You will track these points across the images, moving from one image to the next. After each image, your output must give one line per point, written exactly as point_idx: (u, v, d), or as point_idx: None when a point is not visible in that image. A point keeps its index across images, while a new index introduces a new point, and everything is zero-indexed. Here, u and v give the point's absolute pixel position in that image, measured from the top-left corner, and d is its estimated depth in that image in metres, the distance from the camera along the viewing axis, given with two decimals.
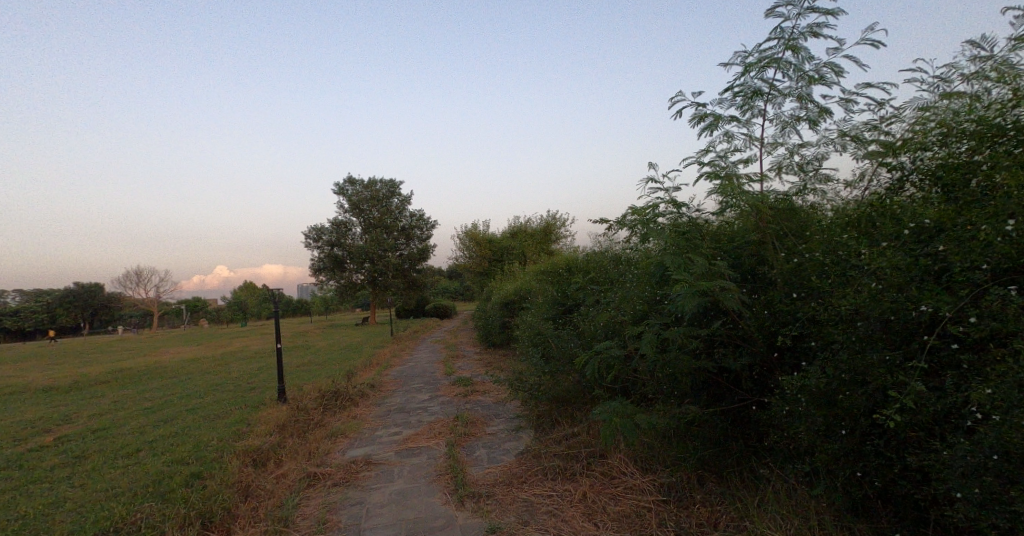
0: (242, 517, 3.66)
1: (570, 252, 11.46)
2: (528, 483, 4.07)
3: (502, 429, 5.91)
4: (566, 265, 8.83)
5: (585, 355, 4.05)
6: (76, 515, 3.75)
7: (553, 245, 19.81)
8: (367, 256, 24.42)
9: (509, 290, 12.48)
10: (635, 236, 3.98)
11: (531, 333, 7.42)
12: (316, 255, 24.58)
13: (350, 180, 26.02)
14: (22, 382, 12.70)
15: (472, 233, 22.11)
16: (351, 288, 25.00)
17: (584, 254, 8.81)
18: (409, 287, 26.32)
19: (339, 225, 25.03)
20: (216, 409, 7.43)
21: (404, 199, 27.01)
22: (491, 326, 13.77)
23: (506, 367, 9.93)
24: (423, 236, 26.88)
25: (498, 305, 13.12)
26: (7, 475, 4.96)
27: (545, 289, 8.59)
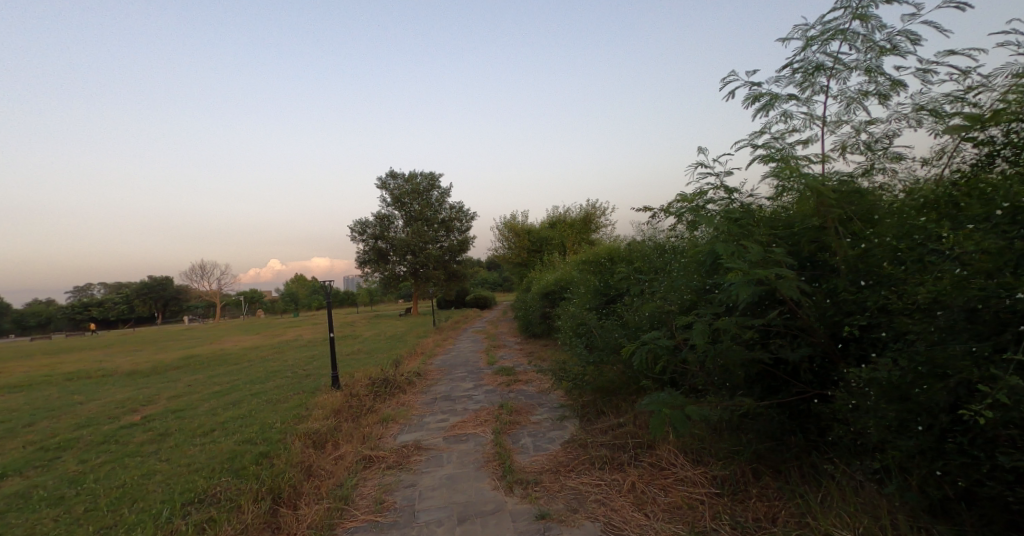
0: (307, 494, 3.88)
1: (610, 241, 11.31)
2: (575, 472, 4.09)
3: (547, 418, 5.95)
4: (608, 255, 8.72)
5: (632, 345, 4.00)
6: (165, 486, 4.11)
7: (592, 235, 19.62)
8: (410, 248, 24.98)
9: (549, 281, 12.49)
10: (682, 224, 3.88)
11: (573, 323, 7.40)
12: (363, 248, 25.44)
13: (392, 174, 26.73)
14: (109, 367, 13.97)
15: (511, 224, 22.19)
16: (396, 279, 25.64)
17: (625, 243, 8.67)
18: (451, 278, 26.79)
19: (382, 218, 25.76)
20: (277, 394, 7.88)
21: (444, 192, 27.43)
22: (532, 316, 13.83)
23: (549, 358, 9.97)
24: (464, 228, 27.24)
25: (538, 296, 13.16)
26: (104, 449, 5.49)
27: (586, 280, 8.52)
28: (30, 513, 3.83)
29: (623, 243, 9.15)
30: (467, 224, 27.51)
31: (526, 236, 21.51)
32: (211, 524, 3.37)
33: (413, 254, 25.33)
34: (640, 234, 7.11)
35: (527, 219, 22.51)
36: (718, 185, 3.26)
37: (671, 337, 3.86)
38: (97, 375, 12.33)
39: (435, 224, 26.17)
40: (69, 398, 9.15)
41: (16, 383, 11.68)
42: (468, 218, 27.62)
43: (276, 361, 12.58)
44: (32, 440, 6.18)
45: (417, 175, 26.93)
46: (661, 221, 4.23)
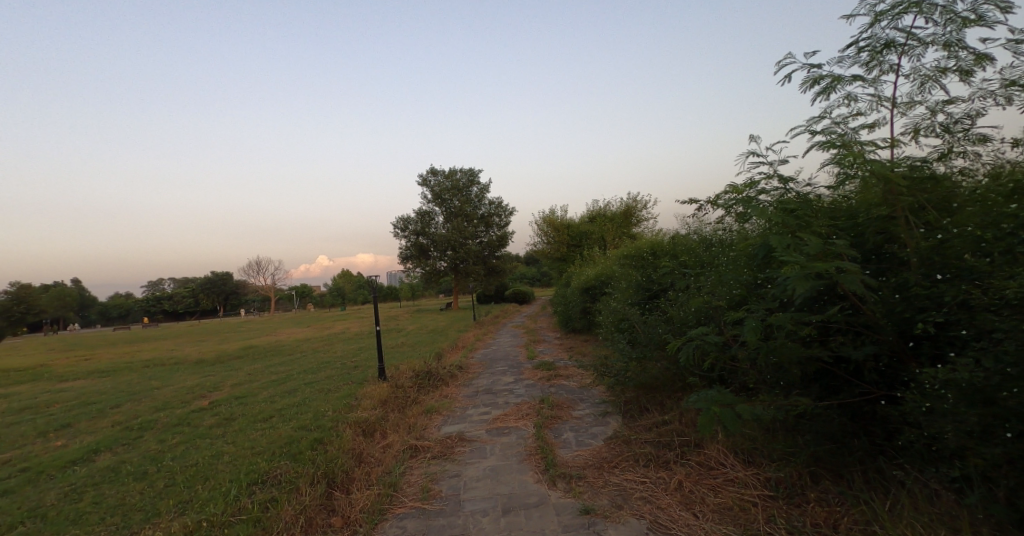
0: (359, 480, 4.03)
1: (651, 235, 11.06)
2: (620, 468, 4.03)
3: (589, 413, 5.90)
4: (651, 249, 8.52)
5: (678, 340, 3.90)
6: (232, 466, 4.37)
7: (633, 229, 19.25)
8: (451, 244, 25.32)
9: (588, 276, 12.36)
10: (732, 216, 3.74)
11: (614, 318, 7.30)
12: (405, 244, 26.03)
13: (433, 170, 27.17)
14: (178, 355, 14.99)
15: (550, 219, 22.11)
16: (437, 274, 26.11)
17: (669, 236, 8.44)
18: (491, 273, 26.99)
19: (423, 215, 26.28)
20: (327, 384, 8.21)
21: (483, 188, 27.62)
22: (571, 312, 13.74)
23: (589, 353, 9.88)
24: (502, 223, 27.37)
25: (578, 291, 13.06)
26: (178, 430, 5.90)
27: (628, 274, 8.37)
28: (117, 486, 4.18)
29: (666, 237, 8.92)
30: (506, 219, 27.62)
31: (566, 231, 21.37)
32: (274, 503, 3.56)
33: (453, 249, 25.67)
34: (684, 227, 6.90)
35: (567, 214, 22.36)
36: (772, 174, 3.12)
37: (720, 332, 3.75)
38: (168, 363, 13.27)
39: (475, 220, 26.41)
40: (146, 383, 9.90)
41: (100, 369, 12.74)
42: (507, 213, 27.72)
43: (326, 352, 13.10)
44: (115, 421, 6.73)
45: (457, 171, 27.23)
46: (707, 214, 4.10)
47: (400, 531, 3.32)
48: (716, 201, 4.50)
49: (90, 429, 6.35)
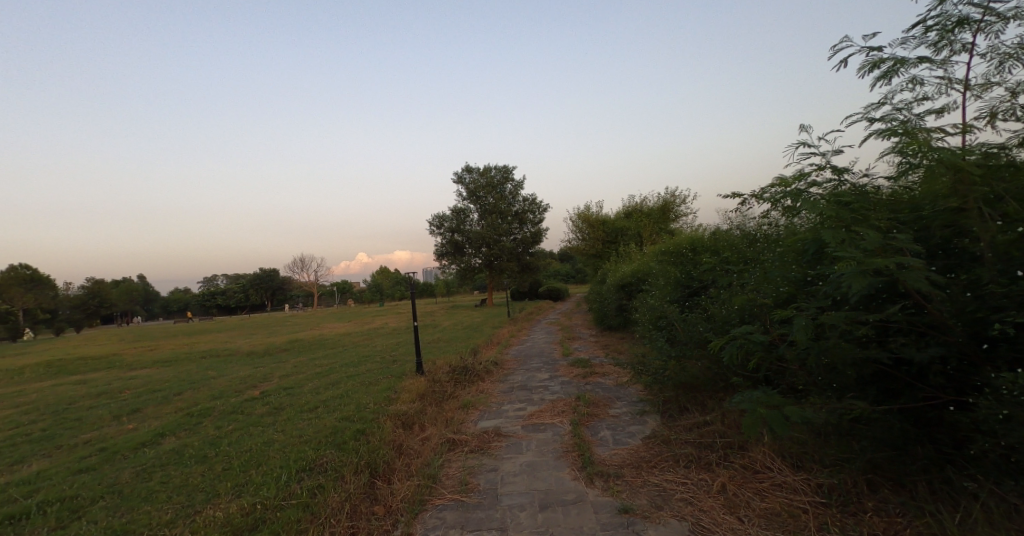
0: (399, 470, 4.12)
1: (690, 231, 10.76)
2: (659, 469, 3.94)
3: (626, 412, 5.80)
4: (690, 245, 8.28)
5: (720, 339, 3.78)
6: (282, 453, 4.55)
7: (671, 225, 18.82)
8: (486, 240, 25.46)
9: (624, 274, 12.15)
10: (779, 209, 3.57)
11: (652, 316, 7.14)
12: (441, 241, 26.38)
13: (468, 167, 27.37)
14: (232, 347, 15.77)
15: (585, 215, 21.88)
16: (472, 271, 26.33)
17: (709, 232, 8.17)
18: (525, 270, 27.02)
19: (459, 212, 26.55)
20: (368, 377, 8.43)
21: (518, 184, 27.63)
22: (607, 309, 13.56)
23: (626, 351, 9.74)
24: (537, 220, 27.32)
25: (613, 289, 12.87)
26: (233, 418, 6.20)
27: (666, 271, 8.15)
28: (181, 468, 4.43)
29: (707, 233, 8.63)
30: (540, 215, 27.53)
31: (601, 227, 21.10)
32: (322, 490, 3.69)
33: (488, 246, 25.79)
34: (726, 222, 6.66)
35: (602, 210, 22.08)
36: (824, 165, 2.96)
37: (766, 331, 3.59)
38: (222, 354, 14.00)
39: (510, 217, 26.43)
40: (202, 373, 10.45)
41: (162, 359, 13.59)
42: (542, 210, 27.64)
43: (366, 346, 13.45)
44: (176, 407, 7.15)
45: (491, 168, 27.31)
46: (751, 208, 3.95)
47: (439, 523, 3.36)
48: (762, 195, 4.32)
49: (155, 415, 6.77)
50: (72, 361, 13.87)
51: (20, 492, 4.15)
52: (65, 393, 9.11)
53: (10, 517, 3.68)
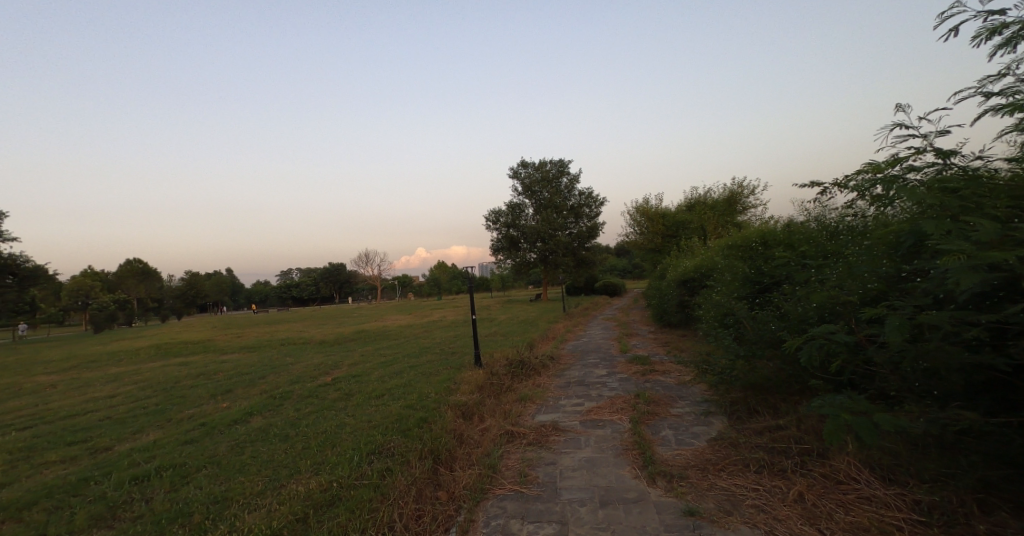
0: (460, 459, 4.19)
1: (758, 225, 10.13)
2: (727, 472, 3.73)
3: (689, 412, 5.56)
4: (760, 238, 7.78)
5: (797, 339, 3.51)
6: (354, 436, 4.77)
7: (736, 218, 17.87)
8: (540, 235, 25.24)
9: (685, 269, 11.66)
10: (870, 198, 3.25)
11: (718, 313, 6.78)
12: (497, 236, 26.58)
13: (523, 163, 27.43)
14: (306, 336, 16.78)
15: (644, 208, 21.23)
16: (526, 266, 26.27)
17: (782, 225, 7.64)
18: (580, 265, 26.67)
19: (515, 208, 26.67)
20: (429, 368, 8.65)
21: (573, 178, 27.31)
22: (666, 306, 13.09)
23: (687, 350, 9.34)
24: (593, 214, 26.92)
25: (673, 285, 12.40)
26: (309, 401, 6.59)
27: (732, 266, 7.72)
28: (267, 445, 4.76)
29: (778, 226, 8.07)
30: (597, 209, 27.07)
31: (661, 221, 20.40)
32: (390, 473, 3.83)
33: (543, 241, 25.62)
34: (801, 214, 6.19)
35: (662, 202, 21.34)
36: (925, 148, 2.67)
37: (851, 331, 3.30)
38: (299, 342, 14.97)
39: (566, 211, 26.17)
40: (282, 360, 11.20)
41: (248, 345, 14.74)
42: (598, 204, 27.21)
43: (428, 338, 13.83)
44: (261, 389, 7.71)
45: (547, 162, 27.21)
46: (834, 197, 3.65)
47: (500, 512, 3.38)
48: (845, 182, 3.98)
49: (244, 395, 7.33)
50: (176, 345, 15.39)
51: (141, 457, 4.64)
52: (170, 373, 10.10)
53: (134, 478, 4.11)
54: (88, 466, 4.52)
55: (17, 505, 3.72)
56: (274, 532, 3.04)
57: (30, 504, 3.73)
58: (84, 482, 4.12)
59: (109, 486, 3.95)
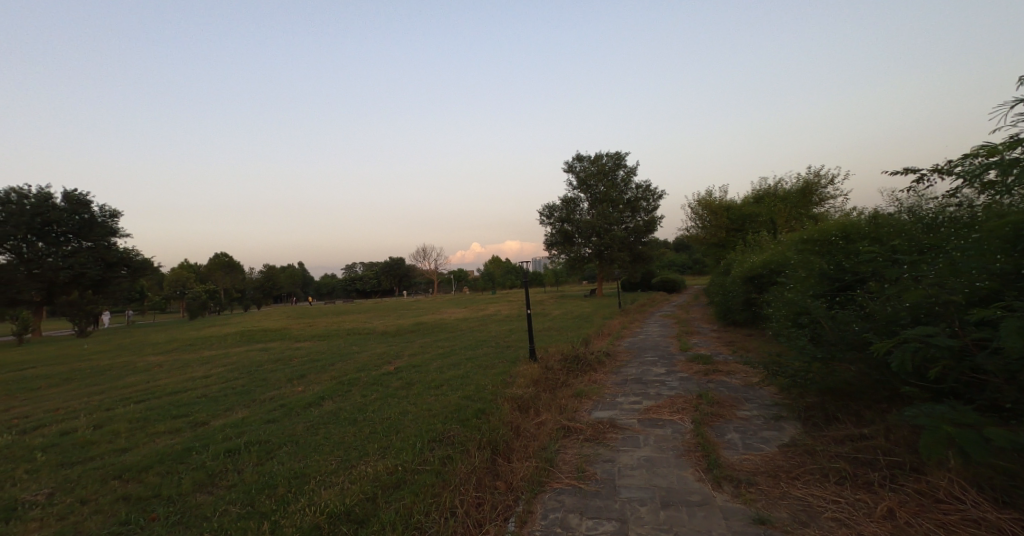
0: (518, 450, 4.17)
1: (835, 218, 9.34)
2: (803, 481, 3.45)
3: (758, 415, 5.22)
4: (840, 232, 7.13)
5: (886, 342, 3.18)
6: (415, 423, 4.89)
7: (811, 210, 16.59)
8: (596, 230, 24.71)
9: (751, 265, 10.99)
10: (985, 187, 2.86)
11: (790, 312, 6.31)
12: (551, 231, 26.39)
13: (579, 156, 27.00)
14: (370, 326, 17.52)
15: (706, 201, 20.24)
16: (581, 261, 25.88)
17: (866, 217, 6.97)
18: (636, 260, 25.95)
19: (569, 202, 26.34)
20: (485, 360, 8.74)
21: (631, 171, 26.54)
22: (730, 304, 12.41)
23: (753, 351, 8.81)
24: (651, 207, 26.08)
25: (738, 282, 11.73)
26: (374, 388, 6.85)
27: (807, 262, 7.15)
28: (338, 427, 4.99)
29: (861, 218, 7.37)
30: (655, 202, 26.20)
31: (725, 214, 19.33)
32: (450, 460, 3.88)
33: (598, 235, 25.02)
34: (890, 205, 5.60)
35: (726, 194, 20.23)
36: None
37: (954, 334, 2.94)
38: (364, 332, 15.66)
39: (622, 205, 25.50)
40: (348, 348, 11.75)
41: (319, 334, 15.60)
42: (656, 197, 26.34)
43: (484, 332, 13.98)
44: (331, 375, 8.12)
45: (602, 155, 26.63)
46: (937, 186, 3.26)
47: (558, 505, 3.33)
48: (950, 168, 3.54)
49: (316, 381, 7.75)
50: (257, 332, 16.58)
51: (231, 433, 5.01)
52: (253, 358, 10.90)
53: (227, 451, 4.45)
54: (189, 438, 4.95)
55: (135, 468, 4.12)
56: (347, 509, 3.16)
57: (146, 468, 4.13)
58: (187, 452, 4.50)
59: (208, 456, 4.30)
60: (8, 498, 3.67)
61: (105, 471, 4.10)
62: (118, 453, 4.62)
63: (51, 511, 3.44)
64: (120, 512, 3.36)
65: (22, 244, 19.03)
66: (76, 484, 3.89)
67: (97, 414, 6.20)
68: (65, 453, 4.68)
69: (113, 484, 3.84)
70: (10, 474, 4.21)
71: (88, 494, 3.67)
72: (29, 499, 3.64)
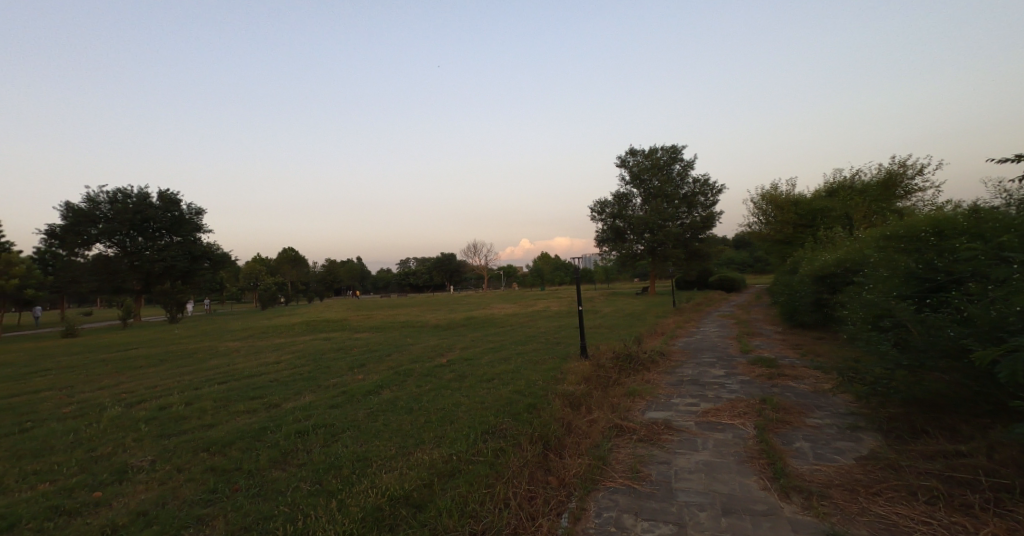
0: (570, 446, 4.06)
1: (921, 212, 8.46)
2: (889, 498, 3.11)
3: (830, 424, 4.81)
4: (931, 226, 6.43)
5: (993, 349, 2.81)
6: (468, 415, 4.90)
7: (893, 204, 15.17)
8: (649, 226, 23.91)
9: (822, 264, 10.19)
10: None
11: (870, 314, 5.76)
12: (602, 227, 25.87)
13: (632, 151, 26.22)
14: (424, 320, 17.95)
15: (771, 195, 19.02)
16: (633, 258, 25.19)
17: (961, 211, 6.24)
18: (692, 257, 24.95)
19: (621, 198, 25.69)
20: (536, 356, 8.67)
21: (687, 165, 25.47)
22: (797, 304, 11.58)
23: (823, 355, 8.17)
24: (708, 203, 24.94)
25: (806, 282, 10.93)
26: (427, 379, 6.96)
27: (889, 260, 6.51)
28: (395, 415, 5.10)
29: (955, 211, 6.62)
30: (714, 197, 25.02)
31: (792, 209, 18.09)
32: (503, 453, 3.84)
33: (651, 231, 24.15)
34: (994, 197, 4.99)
35: (794, 188, 18.92)
36: None
37: None
38: (417, 325, 16.03)
39: (678, 200, 24.52)
40: (402, 340, 12.06)
41: (376, 326, 16.17)
42: (715, 191, 25.15)
43: (533, 328, 13.92)
44: (388, 365, 8.35)
45: (657, 149, 25.71)
46: None
47: (612, 505, 3.19)
48: None
49: (373, 370, 7.99)
50: (320, 323, 17.43)
51: (301, 415, 5.26)
52: (316, 346, 11.46)
53: (297, 431, 4.66)
54: (265, 418, 5.24)
55: (220, 443, 4.41)
56: (406, 493, 3.19)
57: (229, 443, 4.41)
58: (263, 430, 4.76)
59: (281, 436, 4.52)
60: (119, 462, 4.03)
61: (194, 444, 4.41)
62: (206, 428, 4.96)
63: (153, 476, 3.73)
64: (209, 481, 3.59)
65: (123, 237, 21.22)
66: (172, 454, 4.21)
67: (186, 392, 6.72)
68: (162, 425, 5.09)
69: (203, 455, 4.11)
70: (119, 441, 4.63)
71: (182, 463, 3.95)
72: (135, 464, 3.97)
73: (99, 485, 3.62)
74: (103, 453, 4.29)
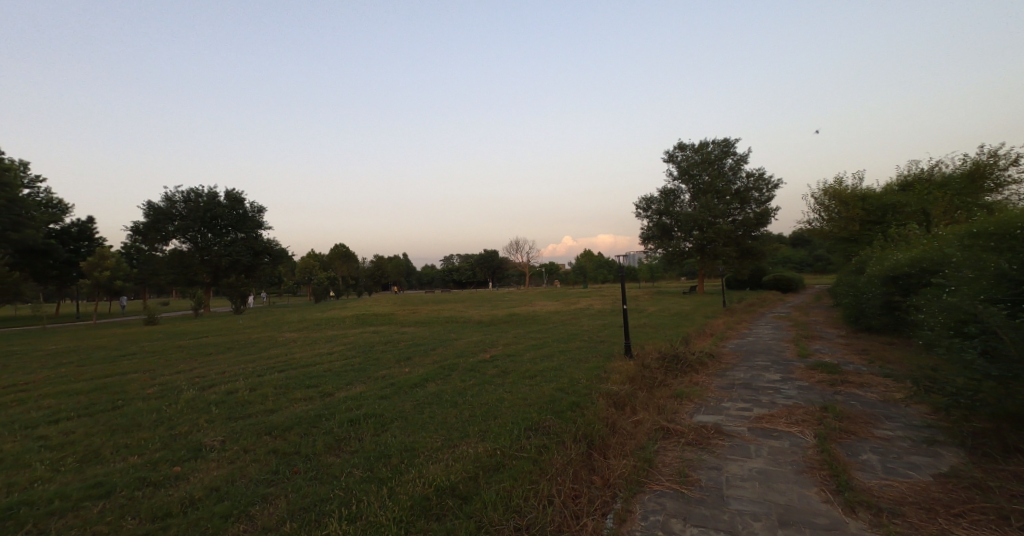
0: (615, 447, 3.90)
1: (1011, 208, 7.61)
2: (981, 521, 2.77)
3: (903, 436, 4.38)
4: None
5: None
6: (511, 411, 4.82)
7: (979, 197, 13.77)
8: (698, 223, 22.99)
9: (892, 263, 9.40)
10: None
11: (950, 319, 5.22)
12: (648, 224, 25.17)
13: (681, 145, 25.32)
14: (466, 316, 18.11)
15: (837, 190, 17.58)
16: (680, 256, 24.30)
17: None
18: (744, 256, 23.78)
19: (668, 194, 24.92)
20: (579, 354, 8.49)
21: (740, 159, 24.31)
22: (864, 307, 10.74)
23: (894, 362, 7.51)
24: (762, 199, 23.69)
25: (875, 283, 10.11)
26: (469, 374, 6.96)
27: (975, 259, 5.88)
28: (441, 408, 5.10)
29: None
30: (769, 193, 23.76)
31: (859, 204, 16.83)
32: (546, 450, 3.74)
33: (701, 229, 23.22)
34: None
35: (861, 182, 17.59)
36: None
37: None
38: (460, 320, 16.19)
39: (729, 196, 23.44)
40: (446, 335, 12.17)
41: (421, 321, 16.46)
42: (770, 187, 23.86)
43: (575, 325, 13.70)
44: (433, 360, 8.42)
45: (708, 143, 24.69)
46: None
47: (659, 508, 3.03)
48: None
49: (419, 364, 8.08)
50: (370, 316, 17.99)
51: (352, 404, 5.37)
52: (365, 339, 11.78)
53: (350, 420, 4.76)
54: (320, 406, 5.40)
55: (281, 427, 4.57)
56: (452, 484, 3.16)
57: (288, 428, 4.56)
58: (318, 417, 4.89)
59: (335, 423, 4.63)
60: (194, 441, 4.25)
61: (258, 427, 4.60)
62: (268, 413, 5.16)
63: (223, 455, 3.90)
64: (272, 463, 3.71)
65: (190, 236, 22.67)
66: (240, 435, 4.40)
67: (250, 379, 7.04)
68: (230, 409, 5.35)
69: (266, 438, 4.27)
70: (194, 421, 4.90)
71: (248, 445, 4.12)
72: (208, 443, 4.17)
73: (178, 460, 3.83)
74: (180, 431, 4.55)
